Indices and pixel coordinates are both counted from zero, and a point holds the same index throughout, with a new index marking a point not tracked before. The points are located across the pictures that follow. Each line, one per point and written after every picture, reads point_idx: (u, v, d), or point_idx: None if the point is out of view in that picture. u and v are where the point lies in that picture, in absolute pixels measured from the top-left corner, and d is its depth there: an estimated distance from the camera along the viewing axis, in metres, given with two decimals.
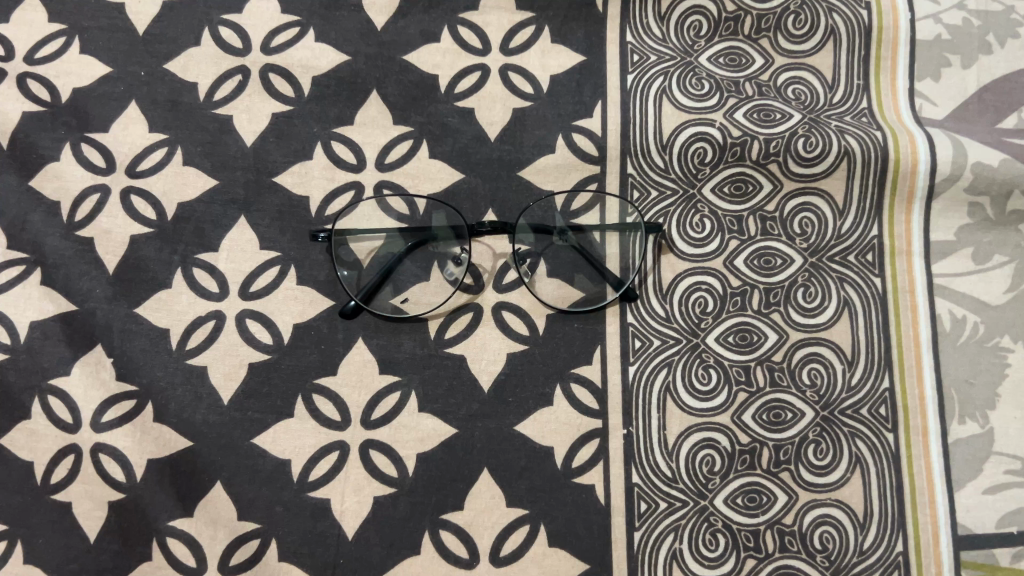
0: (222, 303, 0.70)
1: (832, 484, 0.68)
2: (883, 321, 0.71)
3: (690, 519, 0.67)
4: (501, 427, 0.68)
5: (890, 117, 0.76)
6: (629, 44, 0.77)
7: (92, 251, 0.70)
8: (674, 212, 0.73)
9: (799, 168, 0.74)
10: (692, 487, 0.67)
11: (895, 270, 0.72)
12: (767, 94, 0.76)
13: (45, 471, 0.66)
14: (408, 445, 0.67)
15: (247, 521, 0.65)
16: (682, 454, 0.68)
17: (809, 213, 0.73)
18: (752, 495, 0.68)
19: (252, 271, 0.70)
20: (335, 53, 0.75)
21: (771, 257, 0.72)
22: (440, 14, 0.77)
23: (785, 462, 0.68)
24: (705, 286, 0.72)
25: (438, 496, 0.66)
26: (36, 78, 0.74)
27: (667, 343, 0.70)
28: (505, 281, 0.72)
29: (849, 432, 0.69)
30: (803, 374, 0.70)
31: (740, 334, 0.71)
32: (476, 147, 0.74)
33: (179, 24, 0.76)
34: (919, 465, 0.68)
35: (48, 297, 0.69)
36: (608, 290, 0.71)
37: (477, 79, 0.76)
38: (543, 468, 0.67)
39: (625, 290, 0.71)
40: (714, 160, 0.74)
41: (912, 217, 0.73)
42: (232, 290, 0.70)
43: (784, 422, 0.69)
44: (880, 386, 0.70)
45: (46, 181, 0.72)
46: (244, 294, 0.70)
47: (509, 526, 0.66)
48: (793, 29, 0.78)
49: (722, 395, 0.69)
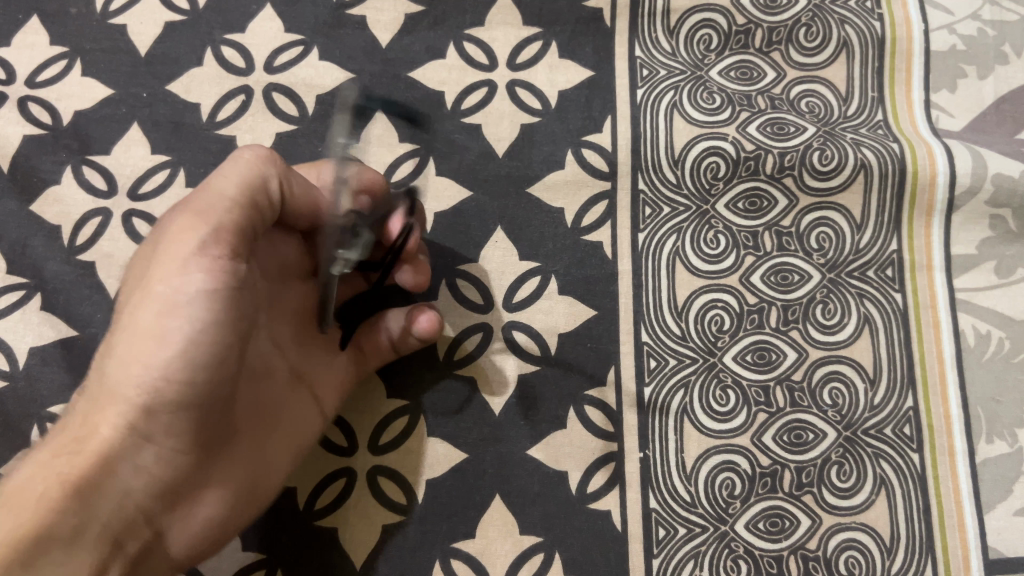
0: (110, 201, 0.71)
1: (857, 507, 0.65)
2: (905, 338, 0.69)
3: (711, 545, 0.64)
4: (513, 451, 0.66)
5: (907, 129, 0.74)
6: (638, 59, 0.76)
7: (93, 276, 0.69)
8: (687, 228, 0.71)
9: (814, 182, 0.72)
10: (712, 512, 0.65)
11: (916, 286, 0.70)
12: (780, 108, 0.75)
13: None
14: (417, 472, 0.65)
15: (251, 551, 0.63)
16: (701, 478, 0.66)
17: (827, 227, 0.71)
18: (774, 520, 0.65)
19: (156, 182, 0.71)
20: (340, 71, 0.75)
21: (789, 274, 0.70)
22: (445, 31, 0.76)
23: (807, 485, 0.66)
24: (722, 303, 0.70)
25: (449, 524, 0.64)
26: (36, 100, 0.73)
27: (683, 363, 0.68)
28: (516, 300, 0.70)
29: (872, 453, 0.67)
30: (824, 393, 0.68)
31: (758, 353, 0.69)
32: (484, 164, 0.73)
33: (182, 44, 0.75)
34: (946, 486, 0.66)
35: (48, 322, 0.68)
36: (619, 279, 0.70)
37: (484, 95, 0.74)
38: (557, 494, 0.65)
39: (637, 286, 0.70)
40: (727, 175, 0.72)
41: (932, 230, 0.71)
42: (120, 191, 0.71)
43: (806, 443, 0.67)
44: (903, 405, 0.68)
45: (48, 205, 0.71)
46: (132, 195, 0.71)
47: (523, 554, 0.64)
48: (805, 42, 0.77)
49: (741, 416, 0.67)
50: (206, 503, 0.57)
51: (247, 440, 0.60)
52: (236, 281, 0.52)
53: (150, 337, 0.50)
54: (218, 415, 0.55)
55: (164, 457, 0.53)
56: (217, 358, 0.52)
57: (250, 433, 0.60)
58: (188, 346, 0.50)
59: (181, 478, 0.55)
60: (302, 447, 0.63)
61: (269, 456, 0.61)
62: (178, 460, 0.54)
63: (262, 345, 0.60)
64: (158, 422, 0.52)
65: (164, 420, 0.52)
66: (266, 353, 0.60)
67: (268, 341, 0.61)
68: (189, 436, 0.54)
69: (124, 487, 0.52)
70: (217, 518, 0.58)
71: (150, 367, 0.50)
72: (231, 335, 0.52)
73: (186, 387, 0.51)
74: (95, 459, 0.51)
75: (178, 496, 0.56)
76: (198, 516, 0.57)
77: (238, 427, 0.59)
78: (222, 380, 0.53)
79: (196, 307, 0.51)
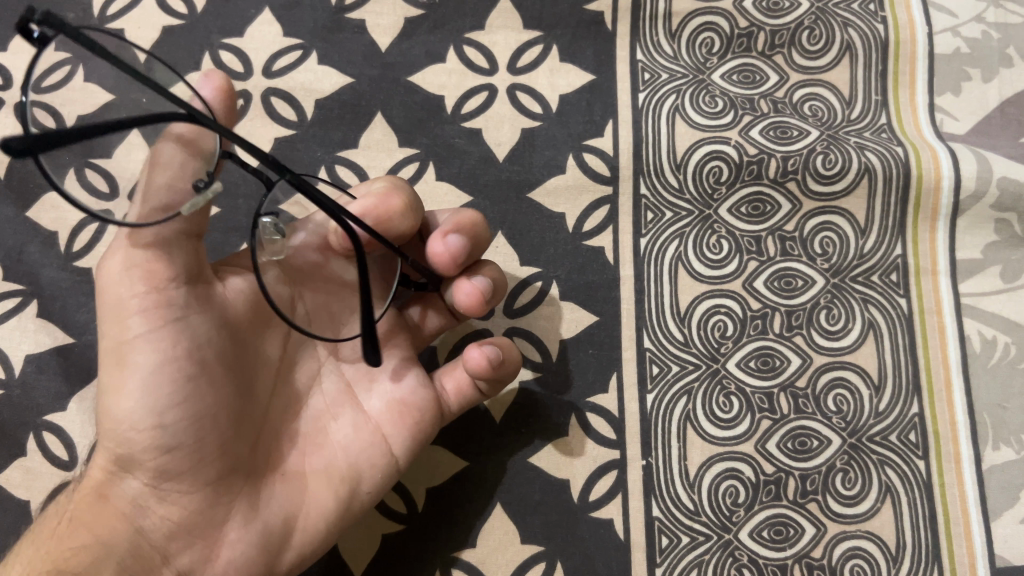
0: None
1: (862, 515, 0.65)
2: (910, 344, 0.68)
3: (714, 554, 0.64)
4: (514, 460, 0.65)
5: (911, 133, 0.74)
6: (640, 62, 0.75)
7: (90, 283, 0.68)
8: (689, 233, 0.71)
9: (818, 187, 0.71)
10: (716, 520, 0.64)
11: (921, 291, 0.70)
12: (783, 111, 0.74)
13: (42, 510, 0.63)
14: (418, 481, 0.65)
15: None
16: (704, 486, 0.65)
17: (831, 232, 0.71)
18: (778, 528, 0.64)
19: None
20: (339, 76, 0.74)
21: (792, 279, 0.70)
22: (445, 35, 0.76)
23: (812, 492, 0.65)
24: (725, 309, 0.69)
25: (450, 534, 0.64)
26: None
27: (686, 369, 0.67)
28: (517, 306, 0.69)
29: (878, 460, 0.66)
30: (828, 400, 0.67)
31: (762, 359, 0.68)
32: (484, 169, 0.72)
33: (180, 49, 0.75)
34: (952, 493, 0.65)
35: (45, 329, 0.67)
36: (621, 286, 0.70)
37: (484, 99, 0.74)
38: (559, 502, 0.64)
39: (638, 288, 0.69)
40: (730, 179, 0.72)
41: (937, 235, 0.71)
42: None
43: (810, 451, 0.66)
44: (908, 411, 0.67)
45: (44, 211, 0.70)
46: None
47: (524, 564, 0.63)
48: (807, 45, 0.76)
49: (745, 423, 0.66)
50: (235, 546, 0.51)
51: (284, 473, 0.54)
52: (178, 311, 0.48)
53: (108, 386, 0.49)
54: (217, 446, 0.50)
55: (168, 495, 0.50)
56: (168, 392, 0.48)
57: (286, 465, 0.54)
58: (143, 376, 0.48)
59: (201, 518, 0.51)
60: (356, 481, 0.55)
61: (314, 492, 0.54)
62: (192, 497, 0.51)
63: (280, 374, 0.55)
64: (144, 462, 0.50)
65: (148, 456, 0.50)
66: (289, 382, 0.55)
67: (285, 369, 0.55)
68: (189, 472, 0.50)
69: (136, 528, 0.50)
70: (248, 559, 0.52)
71: (116, 415, 0.49)
72: (182, 365, 0.49)
73: (154, 423, 0.49)
74: (95, 501, 0.51)
75: (204, 539, 0.51)
76: (225, 557, 0.51)
77: (269, 461, 0.54)
78: (194, 409, 0.49)
79: (147, 338, 0.48)
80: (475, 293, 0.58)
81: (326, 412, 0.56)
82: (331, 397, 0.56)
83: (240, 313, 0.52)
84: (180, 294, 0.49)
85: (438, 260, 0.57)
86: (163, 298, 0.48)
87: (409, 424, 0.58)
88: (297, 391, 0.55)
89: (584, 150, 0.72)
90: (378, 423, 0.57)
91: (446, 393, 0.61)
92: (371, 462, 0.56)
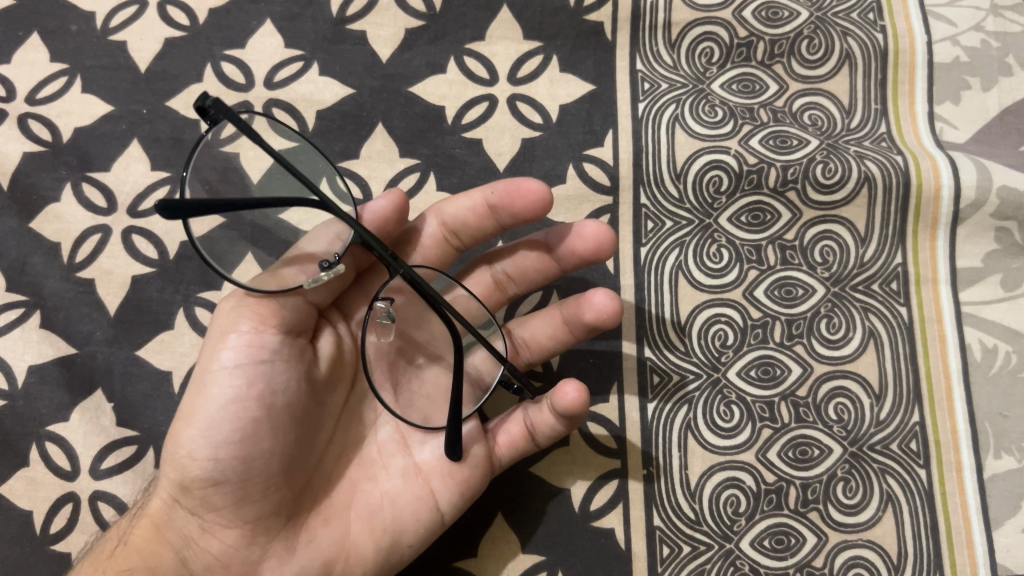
0: (109, 219, 0.71)
1: (863, 524, 0.65)
2: (910, 352, 0.68)
3: (715, 563, 0.64)
4: (516, 469, 0.66)
5: (911, 142, 0.74)
6: (640, 73, 0.75)
7: (92, 293, 0.69)
8: (690, 242, 0.71)
9: (817, 196, 0.72)
10: (717, 529, 0.64)
11: (921, 299, 0.70)
12: (782, 121, 0.74)
13: (44, 520, 0.63)
14: None
15: None
16: (705, 495, 0.65)
17: (831, 241, 0.71)
18: (779, 537, 0.64)
19: (142, 190, 0.71)
20: (340, 87, 0.74)
21: (793, 288, 0.70)
22: (445, 46, 0.76)
23: (813, 501, 0.65)
24: (725, 318, 0.69)
25: (451, 543, 0.64)
26: (37, 117, 0.73)
27: (687, 379, 0.68)
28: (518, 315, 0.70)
29: (879, 469, 0.66)
30: (829, 409, 0.67)
31: (762, 368, 0.68)
32: (485, 179, 0.72)
33: (182, 60, 0.75)
34: (954, 502, 0.65)
35: (48, 340, 0.68)
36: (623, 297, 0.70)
37: (485, 110, 0.74)
38: (560, 512, 0.65)
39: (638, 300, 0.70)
40: (730, 189, 0.72)
41: (937, 243, 0.71)
42: (120, 208, 0.71)
43: (811, 459, 0.66)
44: (909, 420, 0.67)
45: (48, 222, 0.71)
46: (132, 212, 0.71)
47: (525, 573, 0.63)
48: (806, 54, 0.76)
49: (746, 432, 0.66)
50: None
51: (327, 519, 0.56)
52: (266, 356, 0.52)
53: (178, 418, 0.52)
54: (264, 486, 0.52)
55: (213, 528, 0.53)
56: (237, 432, 0.51)
57: (331, 511, 0.56)
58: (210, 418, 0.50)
59: (240, 554, 0.53)
60: (397, 534, 0.57)
61: (355, 541, 0.56)
62: (233, 532, 0.53)
63: (337, 425, 0.59)
64: (194, 495, 0.52)
65: (200, 492, 0.51)
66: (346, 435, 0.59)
67: (343, 421, 0.59)
68: (236, 507, 0.52)
69: (181, 558, 0.53)
70: None
71: (179, 446, 0.51)
72: (249, 408, 0.51)
73: (209, 458, 0.50)
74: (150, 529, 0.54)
75: None
76: None
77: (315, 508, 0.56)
78: (247, 450, 0.51)
79: (219, 382, 0.51)
80: (609, 300, 0.61)
81: (378, 463, 0.59)
82: (385, 447, 0.60)
83: (321, 366, 0.57)
84: (273, 340, 0.53)
85: (593, 236, 0.60)
86: (257, 343, 0.52)
87: (455, 485, 0.58)
88: (350, 440, 0.59)
89: (584, 160, 0.73)
90: (427, 476, 0.58)
91: (497, 444, 0.62)
92: (417, 517, 0.57)
